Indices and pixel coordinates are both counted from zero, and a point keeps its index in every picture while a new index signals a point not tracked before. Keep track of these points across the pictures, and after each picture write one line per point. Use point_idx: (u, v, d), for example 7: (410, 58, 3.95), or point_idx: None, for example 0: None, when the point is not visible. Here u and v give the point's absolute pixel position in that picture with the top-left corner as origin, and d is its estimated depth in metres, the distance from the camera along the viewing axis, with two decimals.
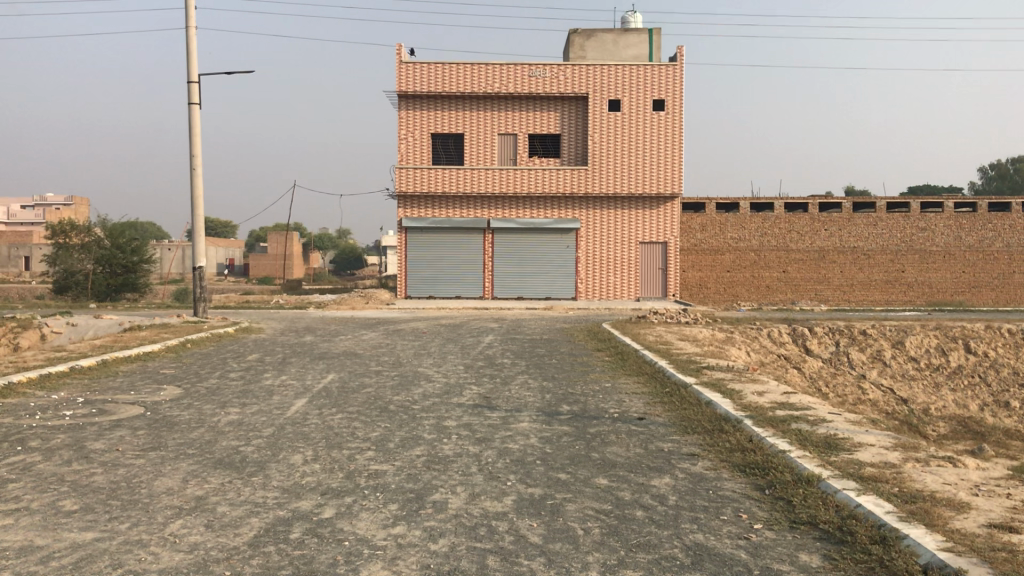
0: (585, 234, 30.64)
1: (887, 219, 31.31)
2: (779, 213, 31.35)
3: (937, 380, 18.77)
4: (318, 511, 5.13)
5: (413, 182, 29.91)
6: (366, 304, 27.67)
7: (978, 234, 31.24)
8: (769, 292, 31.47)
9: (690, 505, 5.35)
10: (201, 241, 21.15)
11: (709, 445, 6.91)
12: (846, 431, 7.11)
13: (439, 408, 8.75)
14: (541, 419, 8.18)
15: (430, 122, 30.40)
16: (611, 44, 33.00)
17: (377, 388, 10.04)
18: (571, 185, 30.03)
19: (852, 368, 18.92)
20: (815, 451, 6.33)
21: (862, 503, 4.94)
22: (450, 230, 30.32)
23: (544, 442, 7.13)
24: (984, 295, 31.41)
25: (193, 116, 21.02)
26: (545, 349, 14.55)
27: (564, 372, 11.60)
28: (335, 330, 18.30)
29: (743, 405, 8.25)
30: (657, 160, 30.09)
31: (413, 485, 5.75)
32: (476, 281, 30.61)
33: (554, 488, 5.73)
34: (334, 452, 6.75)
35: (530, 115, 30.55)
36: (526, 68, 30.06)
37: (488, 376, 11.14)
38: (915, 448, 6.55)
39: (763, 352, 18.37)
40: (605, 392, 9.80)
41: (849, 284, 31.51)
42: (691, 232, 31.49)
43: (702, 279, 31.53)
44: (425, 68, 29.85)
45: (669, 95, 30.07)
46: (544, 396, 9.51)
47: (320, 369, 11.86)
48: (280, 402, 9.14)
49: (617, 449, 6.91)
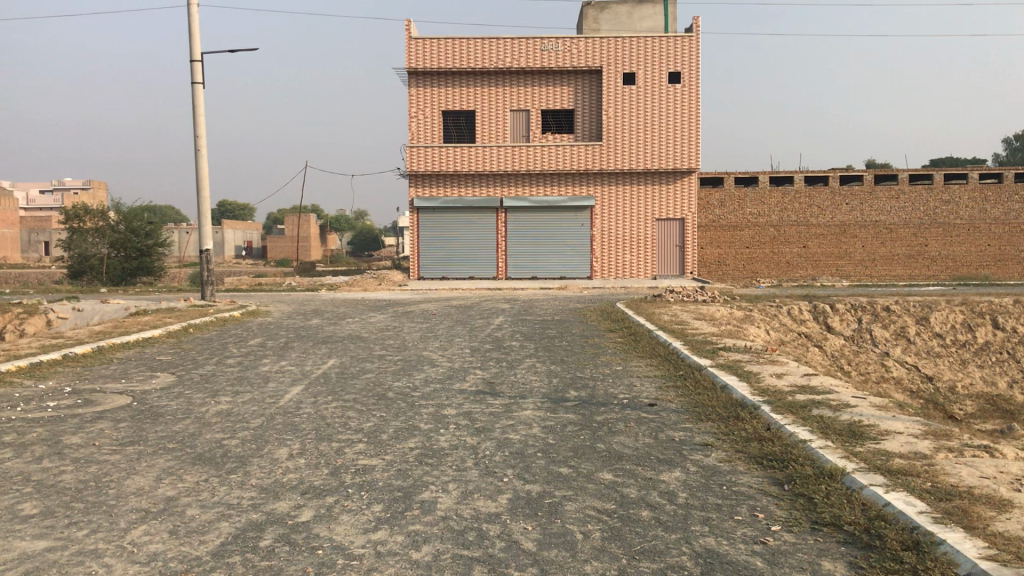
0: (600, 212, 30.09)
1: (909, 192, 30.56)
2: (799, 187, 30.63)
3: (964, 358, 18.17)
4: (295, 514, 4.74)
5: (425, 160, 29.44)
6: (378, 285, 27.26)
7: (1004, 206, 30.45)
8: (789, 268, 30.77)
9: (701, 503, 4.89)
10: (208, 223, 20.75)
11: (723, 434, 6.42)
12: (871, 417, 6.61)
13: (439, 395, 8.31)
14: (546, 406, 7.72)
15: (441, 99, 29.86)
16: (625, 17, 32.26)
17: (377, 374, 9.65)
18: (586, 161, 29.49)
19: (876, 346, 18.33)
20: (839, 440, 5.85)
21: (891, 502, 4.46)
22: (463, 209, 29.83)
23: (547, 432, 6.69)
24: (1009, 269, 30.66)
25: (196, 96, 20.62)
26: (557, 330, 14.08)
27: (574, 354, 11.13)
28: (343, 313, 17.91)
29: (761, 389, 7.76)
30: (673, 135, 29.46)
31: (402, 482, 5.33)
32: (490, 262, 30.12)
33: (555, 485, 5.27)
34: (323, 445, 6.34)
35: (542, 91, 29.98)
36: (537, 42, 29.42)
37: (494, 359, 10.71)
38: (947, 436, 6.05)
39: (783, 330, 17.83)
40: (616, 375, 9.37)
41: (871, 259, 30.81)
42: (709, 208, 30.84)
43: (721, 256, 30.89)
44: (434, 44, 29.24)
45: (685, 67, 29.36)
46: (552, 381, 9.08)
47: (322, 353, 11.47)
48: (274, 390, 8.74)
49: (625, 438, 6.47)
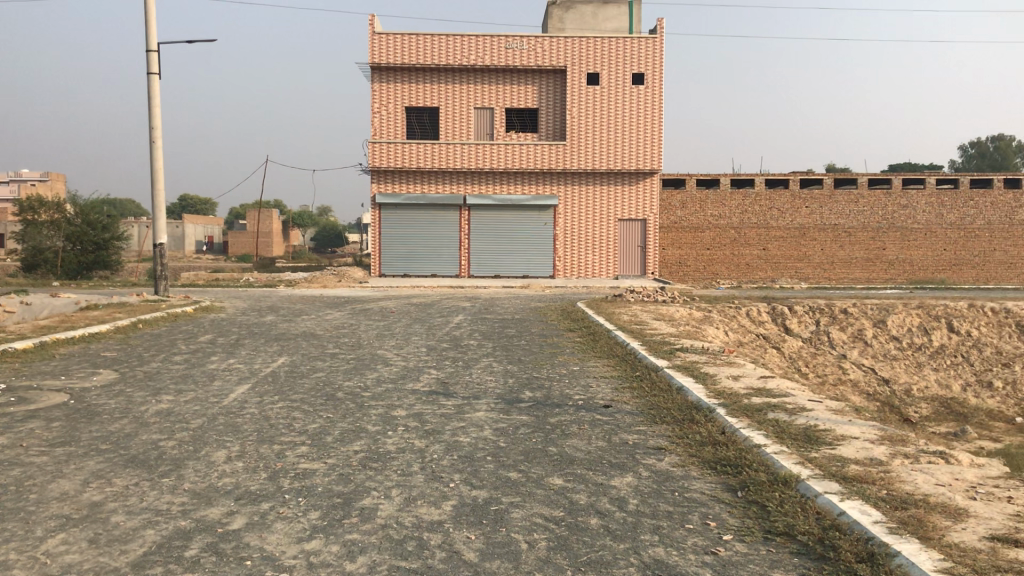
0: (563, 211, 29.97)
1: (867, 196, 30.85)
2: (760, 190, 30.75)
3: (919, 361, 18.28)
4: (227, 521, 4.52)
5: (387, 156, 29.05)
6: (338, 282, 26.88)
7: (960, 211, 30.88)
8: (749, 270, 30.89)
9: (652, 511, 4.73)
10: (162, 217, 20.26)
11: (678, 438, 6.27)
12: (827, 422, 6.50)
13: (390, 395, 8.08)
14: (499, 407, 7.53)
15: (404, 95, 29.53)
16: (590, 17, 32.17)
17: (328, 373, 9.40)
18: (549, 160, 29.34)
19: (833, 348, 18.38)
20: (794, 445, 5.72)
21: (846, 511, 4.33)
22: (425, 207, 29.52)
23: (498, 435, 6.50)
24: (964, 273, 31.10)
25: (152, 87, 20.14)
26: (515, 329, 13.89)
27: (531, 354, 10.95)
28: (299, 310, 17.55)
29: (716, 392, 7.63)
30: (636, 135, 29.44)
31: (343, 488, 5.12)
32: (451, 260, 29.84)
33: (502, 490, 5.09)
34: (263, 448, 6.09)
35: (506, 89, 29.79)
36: (502, 40, 29.23)
37: (450, 359, 10.49)
38: (903, 441, 5.95)
39: (741, 331, 17.79)
40: (572, 376, 9.22)
41: (829, 262, 31.02)
42: (671, 209, 30.81)
43: (682, 257, 30.90)
44: (398, 39, 28.88)
45: (648, 68, 29.35)
46: (507, 381, 8.90)
47: (273, 351, 11.17)
48: (219, 389, 8.45)
49: (578, 441, 6.30)
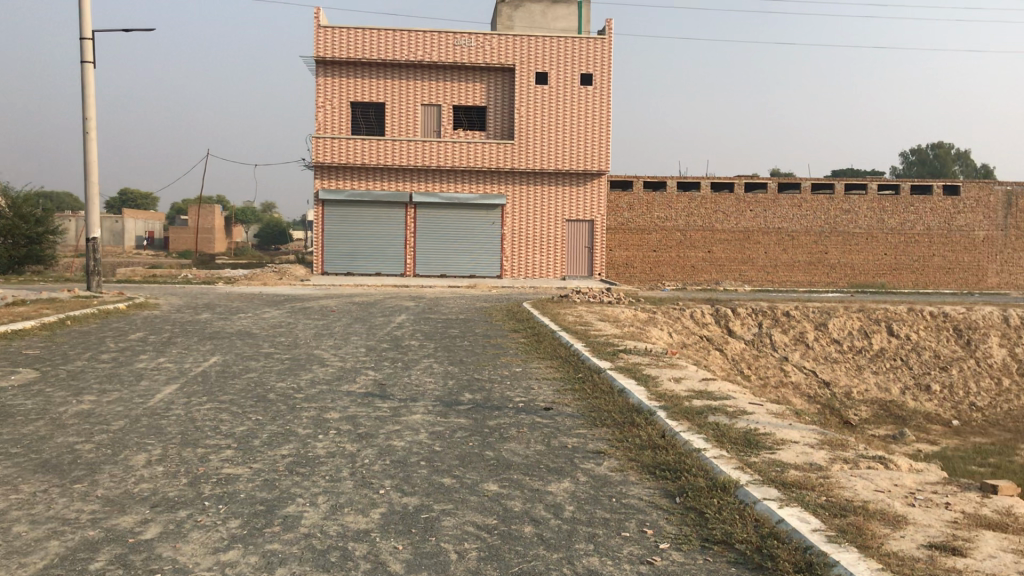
0: (510, 211, 29.82)
1: (811, 201, 31.23)
2: (706, 192, 30.94)
3: (859, 364, 18.51)
4: (139, 530, 4.26)
5: (332, 152, 28.58)
6: (280, 280, 26.38)
7: (900, 216, 31.47)
8: (694, 272, 31.07)
9: (588, 518, 4.58)
10: (95, 210, 19.64)
11: (617, 441, 6.14)
12: (768, 426, 6.42)
13: (324, 397, 7.82)
14: (437, 410, 7.33)
15: (350, 90, 29.11)
16: (539, 16, 32.08)
17: (262, 373, 9.11)
18: (497, 159, 29.16)
19: (775, 351, 18.48)
20: (734, 450, 5.62)
21: (785, 518, 4.22)
22: (371, 204, 29.14)
23: (434, 438, 6.30)
24: (903, 277, 31.72)
25: (86, 76, 19.51)
26: (459, 329, 13.69)
27: (473, 355, 10.75)
28: (237, 307, 17.12)
29: (658, 394, 7.52)
30: (584, 136, 29.44)
31: (267, 494, 4.89)
32: (397, 258, 29.49)
33: (434, 497, 4.90)
34: (186, 451, 5.83)
35: (454, 86, 29.56)
36: (450, 36, 28.99)
37: (389, 360, 10.24)
38: (842, 446, 5.89)
39: (685, 333, 17.80)
40: (514, 377, 9.05)
41: (773, 265, 31.36)
42: (618, 211, 30.84)
43: (629, 258, 30.95)
44: (344, 33, 28.47)
45: (597, 69, 29.38)
46: (446, 383, 8.69)
47: (205, 350, 10.82)
48: (145, 389, 8.11)
49: (516, 445, 6.13)
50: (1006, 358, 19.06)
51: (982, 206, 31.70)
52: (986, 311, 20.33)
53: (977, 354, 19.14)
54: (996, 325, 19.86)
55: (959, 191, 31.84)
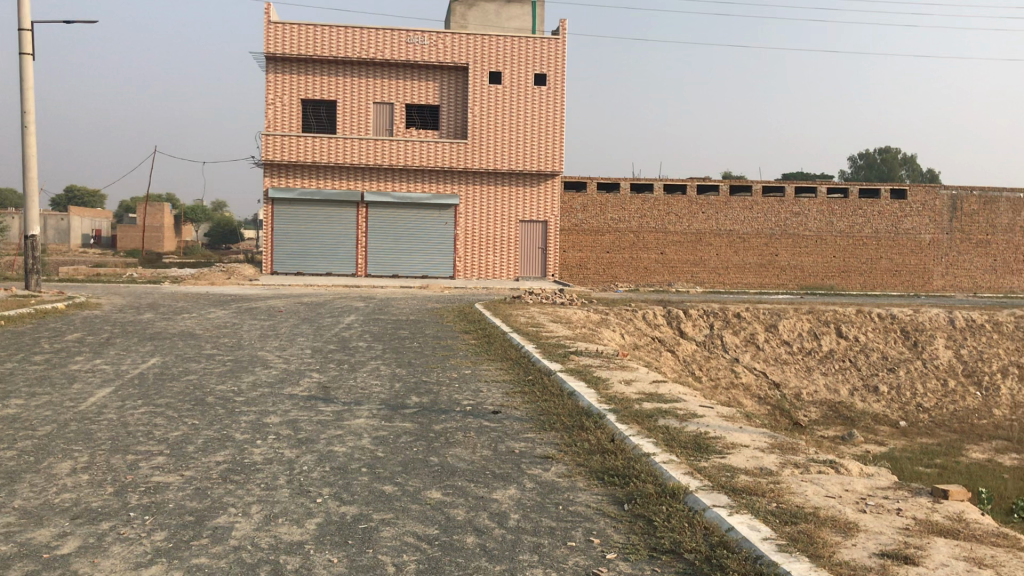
0: (463, 211, 29.59)
1: (762, 203, 31.51)
2: (659, 194, 31.03)
3: (809, 365, 18.65)
4: (56, 544, 4.00)
5: (282, 149, 28.07)
6: (227, 280, 25.88)
7: (849, 219, 31.89)
8: (647, 274, 31.14)
9: (533, 527, 4.42)
10: (34, 207, 19.04)
11: (565, 445, 5.99)
12: (719, 429, 6.32)
13: (265, 401, 7.57)
14: (381, 413, 7.12)
15: (301, 87, 28.67)
16: (493, 15, 31.98)
17: (202, 376, 8.81)
18: (450, 158, 28.90)
19: (726, 352, 18.52)
20: (684, 454, 5.50)
21: (734, 526, 4.10)
22: (322, 203, 28.73)
23: (377, 444, 6.10)
24: (852, 280, 32.15)
25: (24, 68, 18.91)
26: (409, 330, 13.46)
27: (422, 357, 10.53)
28: (181, 307, 16.68)
29: (608, 397, 7.40)
30: (537, 136, 29.35)
31: (197, 504, 4.66)
32: (348, 258, 29.12)
33: (373, 506, 4.70)
34: (115, 458, 5.55)
35: (407, 84, 29.28)
36: (403, 34, 28.71)
37: (335, 362, 9.99)
38: (793, 450, 5.81)
39: (637, 334, 17.77)
40: (462, 379, 8.87)
41: (724, 267, 31.57)
42: (572, 212, 30.79)
43: (582, 259, 30.92)
44: (295, 29, 28.02)
45: (550, 69, 29.33)
46: (393, 385, 8.48)
47: (144, 352, 10.46)
48: (77, 392, 7.78)
49: (461, 450, 5.96)
50: (952, 359, 19.35)
51: (927, 210, 32.27)
52: (932, 312, 20.63)
53: (924, 355, 19.40)
54: (942, 327, 20.16)
55: (906, 194, 32.36)
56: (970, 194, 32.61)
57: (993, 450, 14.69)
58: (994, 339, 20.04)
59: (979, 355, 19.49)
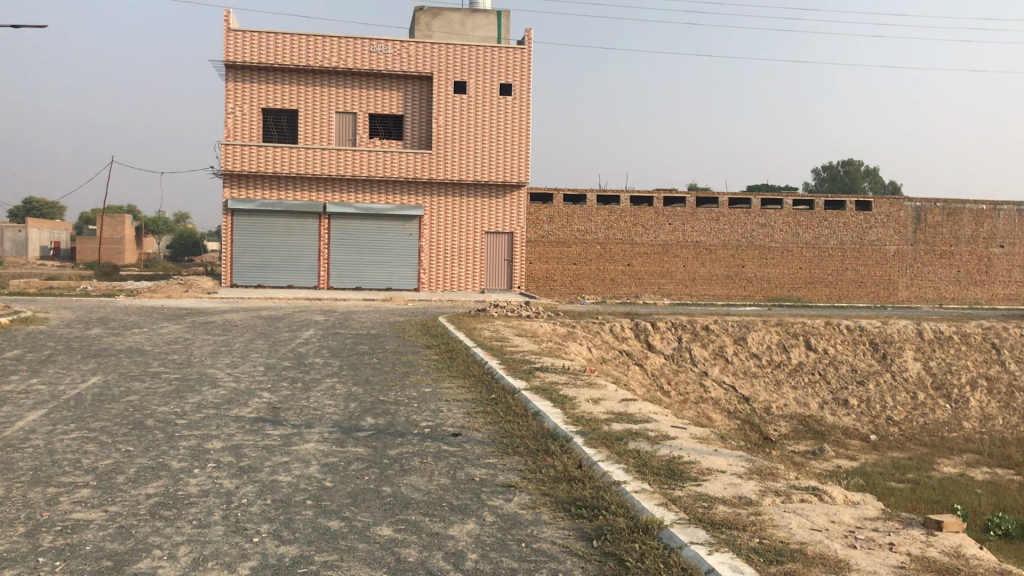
0: (428, 222, 29.12)
1: (728, 215, 31.42)
2: (625, 206, 30.82)
3: (778, 378, 18.40)
4: None
5: (243, 160, 27.45)
6: (185, 293, 25.21)
7: (814, 231, 31.89)
8: (613, 286, 30.86)
9: (493, 569, 3.99)
10: None
11: (530, 472, 5.56)
12: (693, 452, 5.92)
13: (209, 424, 7.07)
14: (333, 437, 6.66)
15: (262, 96, 28.07)
16: (458, 25, 31.64)
17: (144, 396, 8.26)
18: (415, 169, 28.44)
19: (694, 366, 18.19)
20: (657, 482, 5.09)
21: (714, 567, 3.70)
22: (283, 214, 28.13)
23: (326, 472, 5.63)
24: (818, 291, 32.13)
25: None
26: (369, 346, 12.99)
27: (380, 375, 10.03)
28: (133, 322, 16.06)
29: (575, 417, 6.98)
30: (503, 147, 29.02)
31: (118, 546, 4.17)
32: (310, 271, 28.51)
33: (316, 546, 4.24)
34: (32, 492, 5.03)
35: (371, 94, 28.81)
36: (367, 43, 28.23)
37: (288, 380, 9.50)
38: (772, 475, 5.44)
39: (605, 347, 17.42)
40: (422, 399, 8.42)
41: (691, 279, 31.37)
42: (539, 223, 30.47)
43: (549, 271, 30.58)
44: (255, 37, 27.42)
45: (516, 79, 29.09)
46: (347, 406, 8.00)
47: (85, 370, 9.89)
48: (4, 416, 7.20)
49: (417, 479, 5.51)
50: (921, 371, 19.17)
51: (891, 222, 32.37)
52: (900, 324, 20.50)
53: (893, 368, 19.21)
54: (910, 339, 20.02)
55: (871, 206, 32.44)
56: (933, 206, 32.75)
57: (964, 463, 14.49)
58: (962, 351, 19.90)
59: (948, 368, 19.33)
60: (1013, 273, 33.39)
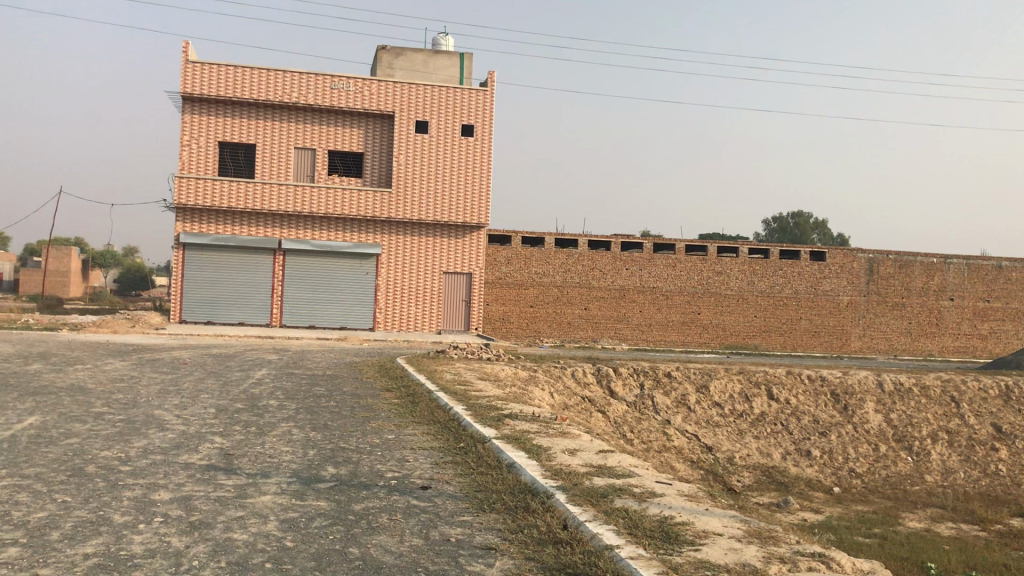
0: (385, 261, 28.61)
1: (685, 261, 31.43)
2: (583, 250, 30.66)
3: (741, 428, 18.12)
4: None
5: (196, 193, 26.75)
6: (131, 328, 24.29)
7: (769, 279, 32.05)
8: (570, 329, 30.55)
9: None
10: None
11: (510, 533, 5.11)
12: (684, 512, 5.52)
13: (155, 472, 6.49)
14: (291, 489, 6.14)
15: (218, 129, 27.50)
16: (421, 64, 31.49)
17: (84, 439, 7.62)
18: (373, 207, 27.96)
19: (657, 414, 17.86)
20: (652, 547, 4.66)
21: None
22: (236, 250, 27.44)
23: (286, 529, 5.13)
24: (774, 339, 32.17)
25: None
26: (325, 387, 12.46)
27: (338, 419, 9.46)
28: (76, 358, 15.26)
29: (553, 470, 6.55)
30: (463, 188, 28.73)
31: None
32: (263, 308, 27.75)
33: None
34: None
35: (330, 131, 28.39)
36: (328, 79, 27.84)
37: (242, 423, 8.94)
38: (772, 539, 5.07)
39: (567, 393, 17.01)
40: (386, 446, 7.91)
41: (648, 324, 31.19)
42: (496, 265, 30.14)
43: (505, 313, 30.20)
44: (214, 69, 26.89)
45: (478, 120, 28.92)
46: (305, 453, 7.47)
47: (22, 409, 9.18)
48: None
49: (387, 538, 5.02)
50: (882, 424, 19.04)
51: (845, 273, 32.65)
52: (861, 375, 20.41)
53: (855, 419, 19.06)
54: (871, 391, 19.91)
55: (825, 257, 32.70)
56: (886, 258, 33.14)
57: (929, 518, 14.27)
58: (922, 403, 19.85)
59: (909, 420, 19.23)
60: (963, 325, 33.77)
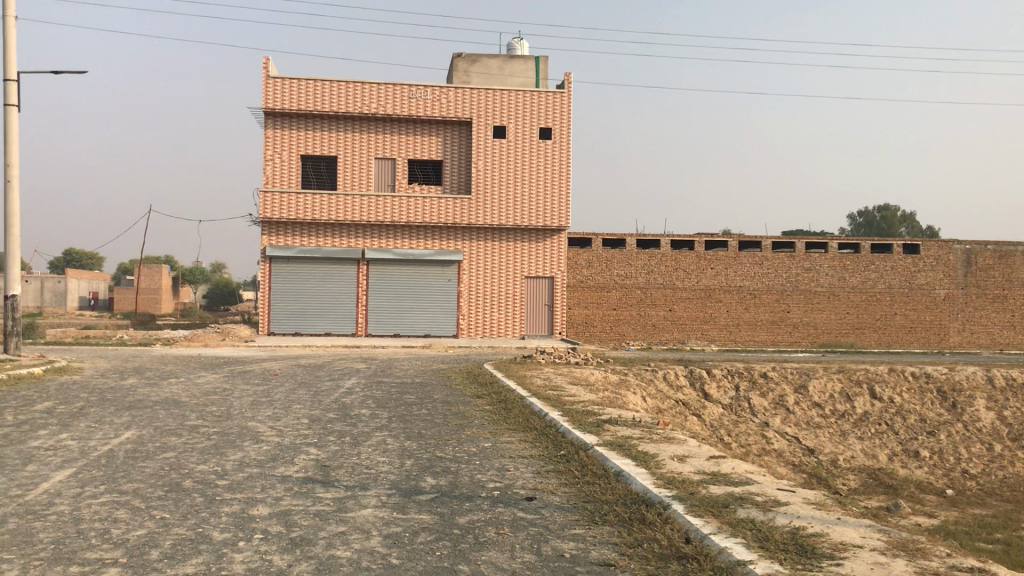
0: (467, 267, 28.50)
1: (773, 259, 30.54)
2: (665, 250, 30.03)
3: (843, 429, 17.37)
4: None
5: (281, 206, 27.08)
6: (221, 342, 24.60)
7: (861, 275, 30.84)
8: (656, 331, 29.89)
9: None
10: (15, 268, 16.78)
11: (628, 547, 4.74)
12: (815, 522, 5.08)
13: (251, 486, 6.32)
14: (392, 501, 5.88)
15: (300, 143, 27.79)
16: (495, 70, 31.35)
17: (179, 453, 7.50)
18: (454, 214, 27.90)
19: (755, 416, 17.22)
20: (789, 562, 4.24)
21: None
22: (321, 261, 27.66)
23: (390, 546, 4.85)
24: (867, 336, 30.91)
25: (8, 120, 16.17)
26: (416, 395, 12.29)
27: (431, 428, 9.21)
28: (170, 372, 15.40)
29: (665, 479, 6.14)
30: (543, 191, 28.43)
31: None
32: (348, 318, 27.89)
33: None
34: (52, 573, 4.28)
35: (409, 140, 28.45)
36: (406, 88, 27.88)
37: (336, 433, 8.75)
38: (919, 551, 4.57)
39: (660, 397, 16.49)
40: (484, 455, 7.60)
41: (736, 324, 30.37)
42: (578, 268, 29.67)
43: (588, 317, 29.70)
44: (294, 84, 27.18)
45: (556, 123, 28.58)
46: (403, 463, 7.22)
47: (119, 423, 9.17)
48: (28, 476, 6.50)
49: (496, 554, 4.70)
50: (994, 421, 17.97)
51: (942, 265, 31.27)
52: (968, 371, 19.50)
53: (965, 418, 18.09)
54: (980, 387, 18.94)
55: (919, 250, 31.40)
56: (985, 248, 31.63)
57: None
58: None
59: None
60: None
